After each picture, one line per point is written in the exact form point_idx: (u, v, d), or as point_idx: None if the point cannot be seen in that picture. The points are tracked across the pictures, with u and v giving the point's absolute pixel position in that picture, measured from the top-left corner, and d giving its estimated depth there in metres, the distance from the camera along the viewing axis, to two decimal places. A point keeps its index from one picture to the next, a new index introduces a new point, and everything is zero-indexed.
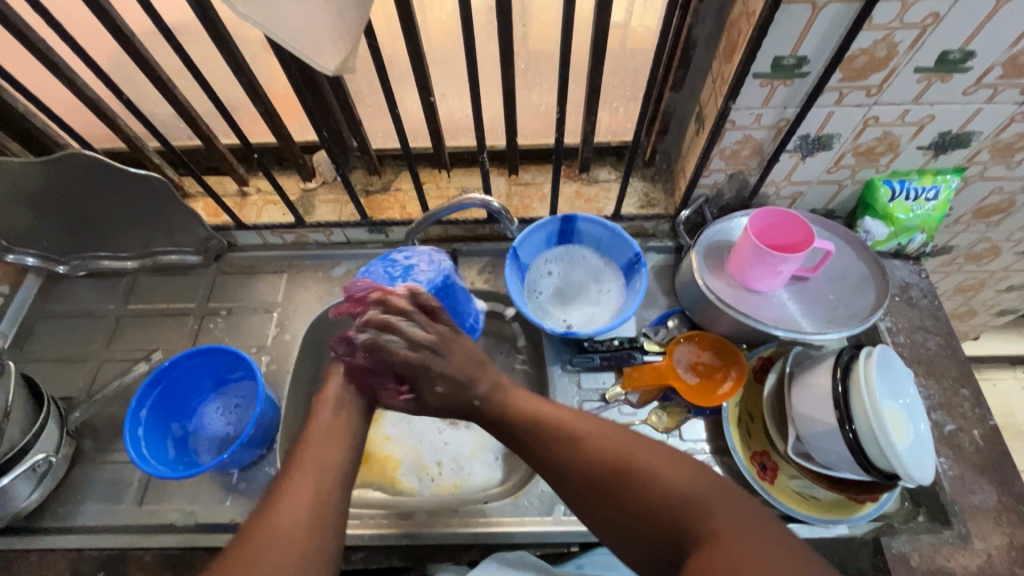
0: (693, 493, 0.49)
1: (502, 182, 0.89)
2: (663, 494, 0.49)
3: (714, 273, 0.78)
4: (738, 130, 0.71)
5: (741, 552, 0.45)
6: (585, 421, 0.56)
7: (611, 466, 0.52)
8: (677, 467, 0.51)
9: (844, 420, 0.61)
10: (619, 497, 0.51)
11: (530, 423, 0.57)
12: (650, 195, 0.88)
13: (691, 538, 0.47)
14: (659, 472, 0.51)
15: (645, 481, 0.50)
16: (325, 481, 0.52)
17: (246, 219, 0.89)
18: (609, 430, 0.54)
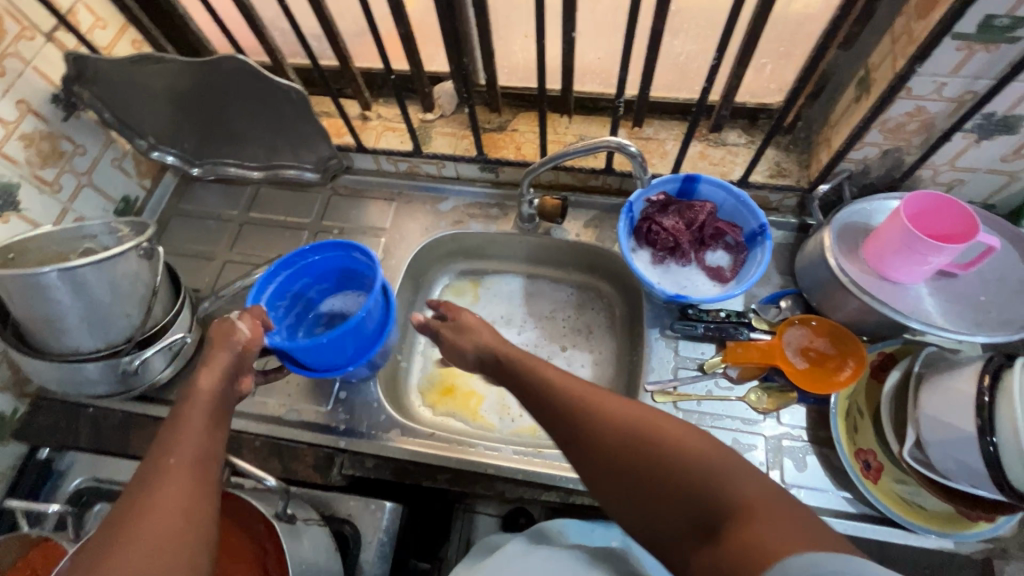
0: (713, 461, 0.45)
1: (623, 134, 0.86)
2: (683, 464, 0.46)
3: (846, 256, 0.73)
4: (912, 100, 0.64)
5: (769, 519, 0.40)
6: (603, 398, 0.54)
7: (630, 440, 0.50)
8: (686, 436, 0.48)
9: (984, 431, 0.56)
10: (645, 469, 0.48)
11: (573, 397, 0.55)
12: (782, 164, 0.82)
13: (719, 513, 0.43)
14: (666, 439, 0.48)
15: (660, 458, 0.47)
16: (190, 475, 0.48)
17: (365, 142, 0.91)
18: (618, 403, 0.53)
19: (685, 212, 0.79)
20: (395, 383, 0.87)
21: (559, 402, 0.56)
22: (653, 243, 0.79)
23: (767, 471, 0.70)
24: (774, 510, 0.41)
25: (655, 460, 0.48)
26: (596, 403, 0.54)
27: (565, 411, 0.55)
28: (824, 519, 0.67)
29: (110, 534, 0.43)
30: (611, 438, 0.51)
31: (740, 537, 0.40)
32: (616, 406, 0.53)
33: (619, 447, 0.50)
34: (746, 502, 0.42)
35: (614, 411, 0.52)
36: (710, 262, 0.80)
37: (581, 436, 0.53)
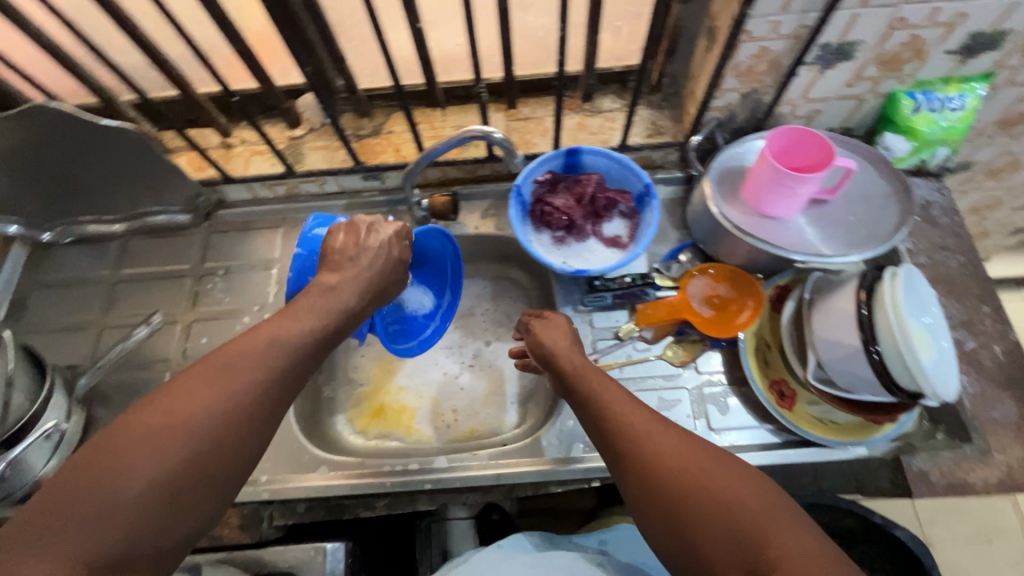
0: (761, 508, 0.44)
1: (501, 118, 0.84)
2: (733, 507, 0.45)
3: (729, 201, 0.75)
4: (754, 42, 0.66)
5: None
6: (662, 429, 0.53)
7: (678, 473, 0.48)
8: (741, 479, 0.47)
9: (869, 343, 0.59)
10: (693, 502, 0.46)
11: (628, 417, 0.54)
12: (658, 122, 0.84)
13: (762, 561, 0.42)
14: (719, 478, 0.47)
15: (710, 488, 0.46)
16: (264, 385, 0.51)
17: (233, 172, 0.85)
18: (674, 434, 0.52)
19: (576, 185, 0.79)
20: (319, 417, 0.83)
21: (613, 422, 0.55)
22: (550, 225, 0.79)
23: (694, 421, 0.72)
24: (815, 565, 0.40)
25: (701, 496, 0.46)
26: (650, 434, 0.52)
27: (620, 430, 0.54)
28: (751, 455, 0.70)
29: (174, 398, 0.47)
30: (656, 461, 0.50)
31: None
32: (672, 437, 0.52)
33: (666, 475, 0.49)
34: (788, 556, 0.41)
35: (669, 439, 0.51)
36: (609, 232, 0.80)
37: (629, 459, 0.52)
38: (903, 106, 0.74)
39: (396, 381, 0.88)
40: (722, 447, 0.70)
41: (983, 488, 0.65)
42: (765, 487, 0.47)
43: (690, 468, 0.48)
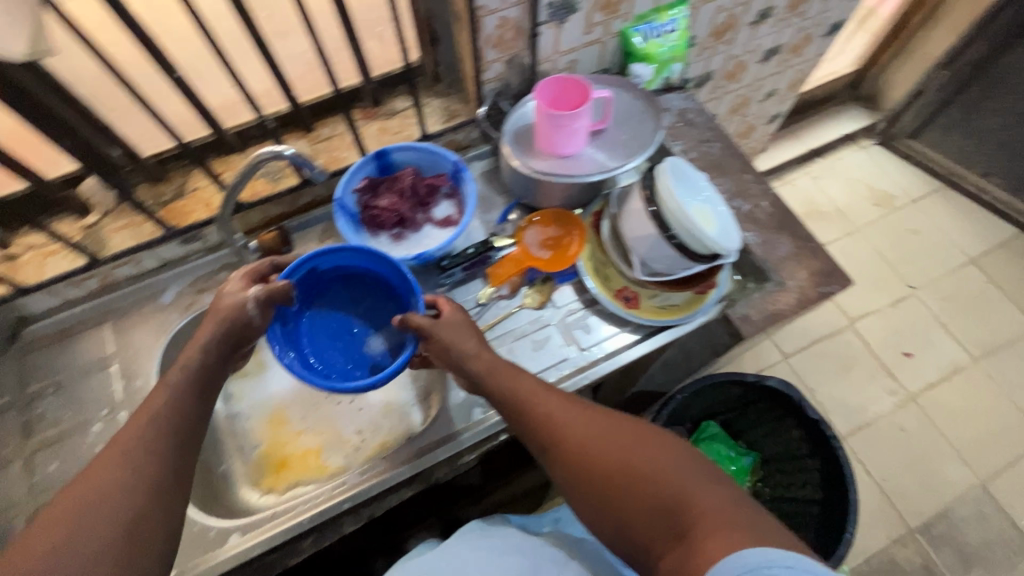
0: (682, 474, 0.52)
1: (304, 143, 0.86)
2: (660, 478, 0.52)
3: (529, 155, 0.84)
4: (493, 14, 0.74)
5: (726, 525, 0.47)
6: (589, 418, 0.58)
7: (607, 457, 0.54)
8: (663, 451, 0.54)
9: (664, 231, 0.71)
10: (623, 484, 0.53)
11: (552, 412, 0.59)
12: (450, 107, 0.91)
13: (686, 520, 0.49)
14: (644, 453, 0.54)
15: (633, 469, 0.53)
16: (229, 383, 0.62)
17: (27, 282, 0.77)
18: (599, 421, 0.58)
19: (396, 183, 0.83)
20: (216, 491, 0.79)
21: (539, 419, 0.59)
22: (383, 226, 0.83)
23: (567, 348, 0.80)
24: (727, 512, 0.48)
25: (632, 473, 0.53)
26: (577, 425, 0.57)
27: (547, 424, 0.59)
28: (620, 358, 0.79)
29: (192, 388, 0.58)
30: (584, 450, 0.56)
31: (700, 543, 0.47)
32: (599, 423, 0.57)
33: (594, 461, 0.55)
34: (705, 509, 0.49)
35: (593, 424, 0.57)
36: (440, 215, 0.85)
37: (563, 448, 0.57)
38: (633, 39, 0.88)
39: (291, 427, 0.86)
40: (596, 359, 0.79)
41: (789, 310, 0.78)
42: (682, 454, 0.54)
43: (617, 449, 0.55)
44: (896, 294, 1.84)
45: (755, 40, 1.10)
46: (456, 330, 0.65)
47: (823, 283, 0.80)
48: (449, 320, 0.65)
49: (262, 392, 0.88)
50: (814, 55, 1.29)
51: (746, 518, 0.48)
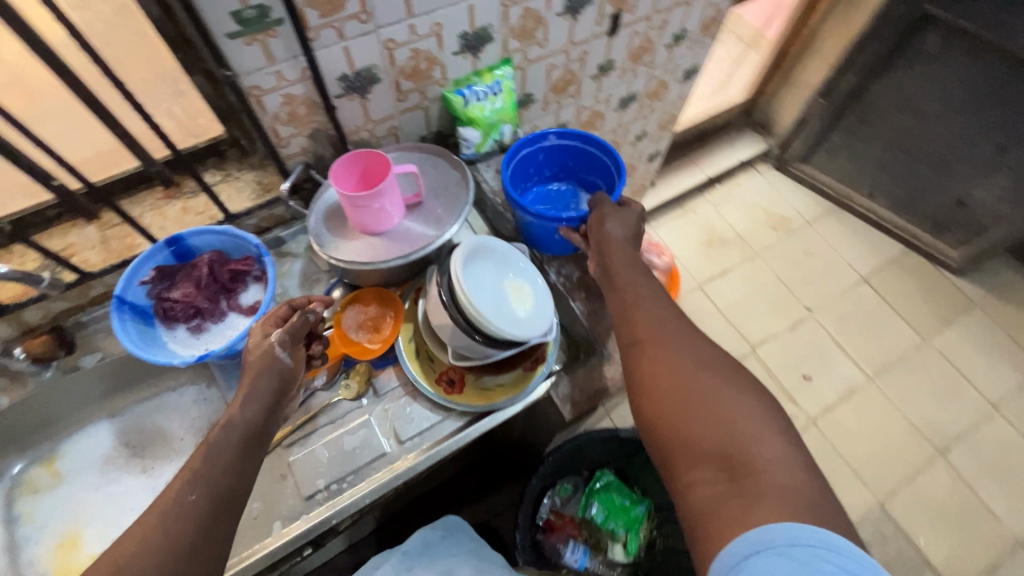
0: (752, 422, 0.52)
1: (92, 230, 0.78)
2: (737, 421, 0.52)
3: (339, 233, 0.78)
4: (272, 92, 0.69)
5: (777, 488, 0.48)
6: (688, 340, 0.60)
7: (681, 390, 0.55)
8: (747, 393, 0.55)
9: (460, 322, 0.67)
10: (686, 440, 0.53)
11: (662, 323, 0.62)
12: (264, 180, 0.84)
13: (737, 469, 0.50)
14: (728, 391, 0.55)
15: (681, 435, 0.54)
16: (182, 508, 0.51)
17: None
18: (701, 347, 0.59)
19: (189, 272, 0.76)
20: None
21: (639, 331, 0.62)
22: (177, 320, 0.75)
23: (384, 442, 0.73)
24: (775, 468, 0.49)
25: (716, 404, 0.54)
26: (668, 351, 0.59)
27: (660, 330, 0.61)
28: (441, 450, 0.73)
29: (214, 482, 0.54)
30: (671, 373, 0.57)
31: (748, 498, 0.48)
32: (691, 347, 0.59)
33: (675, 393, 0.55)
34: (757, 459, 0.50)
35: (691, 349, 0.59)
36: (246, 302, 0.78)
37: (648, 374, 0.58)
38: (455, 101, 0.82)
39: (84, 551, 0.75)
40: (414, 453, 0.73)
41: None
42: (755, 395, 0.55)
43: (689, 383, 0.56)
44: (794, 317, 1.88)
45: (605, 90, 1.09)
46: (618, 216, 0.76)
47: None
48: (599, 210, 0.76)
49: (55, 509, 0.78)
50: (677, 98, 1.30)
51: (799, 476, 0.49)
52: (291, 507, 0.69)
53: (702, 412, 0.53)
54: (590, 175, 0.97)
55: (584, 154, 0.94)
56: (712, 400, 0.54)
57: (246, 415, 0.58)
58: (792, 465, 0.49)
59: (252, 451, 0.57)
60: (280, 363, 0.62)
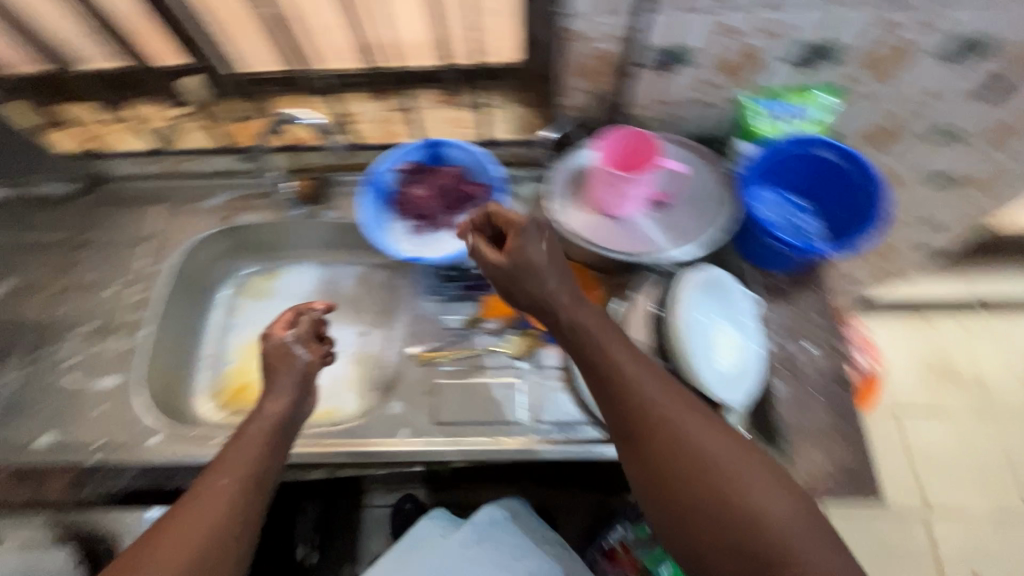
0: (786, 523, 0.47)
1: (375, 107, 0.87)
2: (769, 530, 0.47)
3: (573, 199, 0.76)
4: (583, 41, 0.67)
5: None
6: (709, 436, 0.51)
7: (709, 500, 0.49)
8: (779, 492, 0.49)
9: (658, 341, 0.63)
10: (703, 543, 0.49)
11: (686, 424, 0.52)
12: (526, 118, 0.85)
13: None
14: (747, 495, 0.48)
15: (704, 553, 0.49)
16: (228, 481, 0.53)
17: (116, 147, 0.89)
18: (718, 435, 0.52)
19: (431, 174, 0.82)
20: (178, 387, 0.85)
21: (630, 427, 0.53)
22: (406, 214, 0.81)
23: (521, 411, 0.73)
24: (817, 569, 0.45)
25: (740, 515, 0.48)
26: (689, 449, 0.51)
27: (661, 431, 0.52)
28: (571, 450, 0.70)
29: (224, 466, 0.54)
30: (696, 476, 0.50)
31: None
32: (718, 436, 0.52)
33: (682, 490, 0.50)
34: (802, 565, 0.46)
35: (709, 445, 0.51)
36: (463, 224, 0.81)
37: (669, 482, 0.51)
38: (747, 113, 0.73)
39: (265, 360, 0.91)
40: (544, 438, 0.71)
41: None
42: (772, 485, 0.50)
43: (715, 486, 0.49)
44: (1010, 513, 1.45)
45: (925, 159, 0.89)
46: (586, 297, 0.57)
47: (839, 481, 0.65)
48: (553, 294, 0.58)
49: (256, 315, 0.94)
50: (1007, 199, 1.02)
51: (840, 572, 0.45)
52: (422, 423, 0.74)
53: (722, 508, 0.49)
54: (842, 206, 0.75)
55: (845, 181, 0.73)
56: (732, 492, 0.49)
57: (280, 408, 0.61)
58: (817, 548, 0.46)
59: (280, 436, 0.59)
60: (296, 359, 0.65)
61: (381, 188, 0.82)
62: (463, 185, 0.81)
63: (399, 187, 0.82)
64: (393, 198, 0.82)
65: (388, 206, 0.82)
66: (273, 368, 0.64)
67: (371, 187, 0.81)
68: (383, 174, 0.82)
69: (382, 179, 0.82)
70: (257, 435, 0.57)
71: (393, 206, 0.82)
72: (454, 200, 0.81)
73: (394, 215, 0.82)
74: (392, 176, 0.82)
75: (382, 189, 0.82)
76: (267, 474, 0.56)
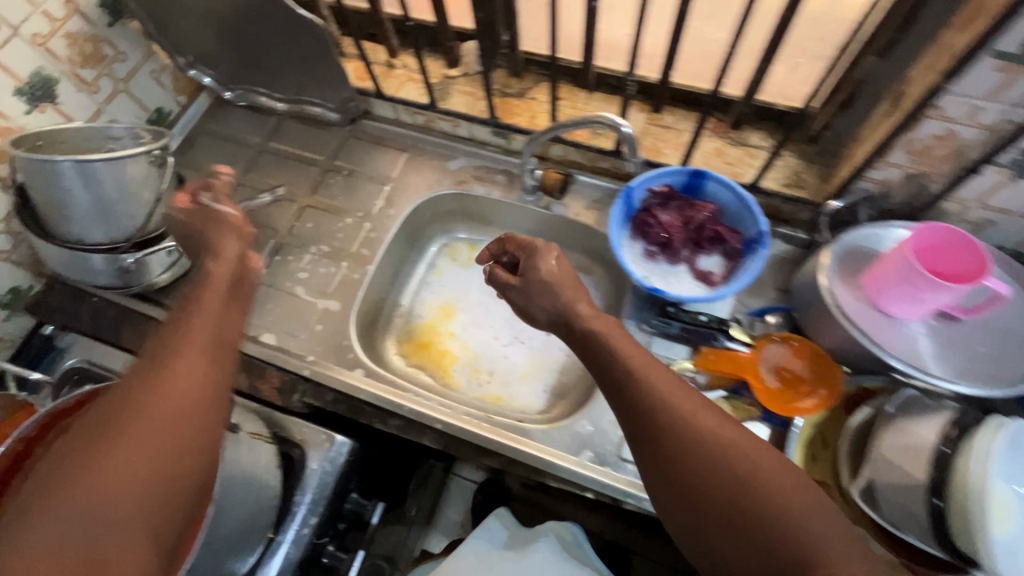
0: (807, 519, 0.44)
1: (641, 118, 0.84)
2: (778, 520, 0.45)
3: (843, 280, 0.68)
4: (943, 121, 0.59)
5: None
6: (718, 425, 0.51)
7: (729, 496, 0.47)
8: (793, 488, 0.46)
9: (932, 477, 0.53)
10: (735, 555, 0.46)
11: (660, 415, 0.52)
12: (800, 174, 0.79)
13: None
14: (765, 483, 0.47)
15: (717, 546, 0.47)
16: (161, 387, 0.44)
17: (386, 90, 0.93)
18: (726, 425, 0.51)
19: (686, 205, 0.78)
20: (374, 326, 0.90)
21: (659, 419, 0.52)
22: (646, 237, 0.78)
23: None
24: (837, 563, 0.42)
25: (756, 509, 0.45)
26: (700, 437, 0.49)
27: (664, 421, 0.51)
28: None
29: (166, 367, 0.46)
30: (718, 469, 0.48)
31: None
32: (726, 425, 0.51)
33: (715, 500, 0.47)
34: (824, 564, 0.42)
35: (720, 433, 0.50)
36: (703, 266, 0.77)
37: (695, 478, 0.48)
38: None
39: (451, 326, 0.93)
40: None
41: None
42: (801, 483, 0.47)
43: (739, 477, 0.47)
44: None
45: None
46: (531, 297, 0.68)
47: None
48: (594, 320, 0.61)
49: (454, 280, 0.96)
50: None
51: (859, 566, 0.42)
52: (605, 452, 0.72)
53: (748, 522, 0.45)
54: None
55: None
56: (768, 509, 0.45)
57: (220, 273, 0.57)
58: (855, 573, 0.42)
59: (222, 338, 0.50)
60: (223, 213, 0.63)
61: (631, 202, 0.78)
62: (719, 227, 0.76)
63: (647, 206, 0.79)
64: (638, 216, 0.79)
65: (631, 223, 0.79)
66: (212, 237, 0.61)
67: (623, 199, 0.77)
68: (638, 189, 0.78)
69: (635, 193, 0.78)
70: (203, 333, 0.50)
71: (635, 224, 0.79)
72: (705, 239, 0.76)
73: (634, 234, 0.79)
74: (645, 193, 0.79)
75: (631, 203, 0.79)
76: (215, 383, 0.47)
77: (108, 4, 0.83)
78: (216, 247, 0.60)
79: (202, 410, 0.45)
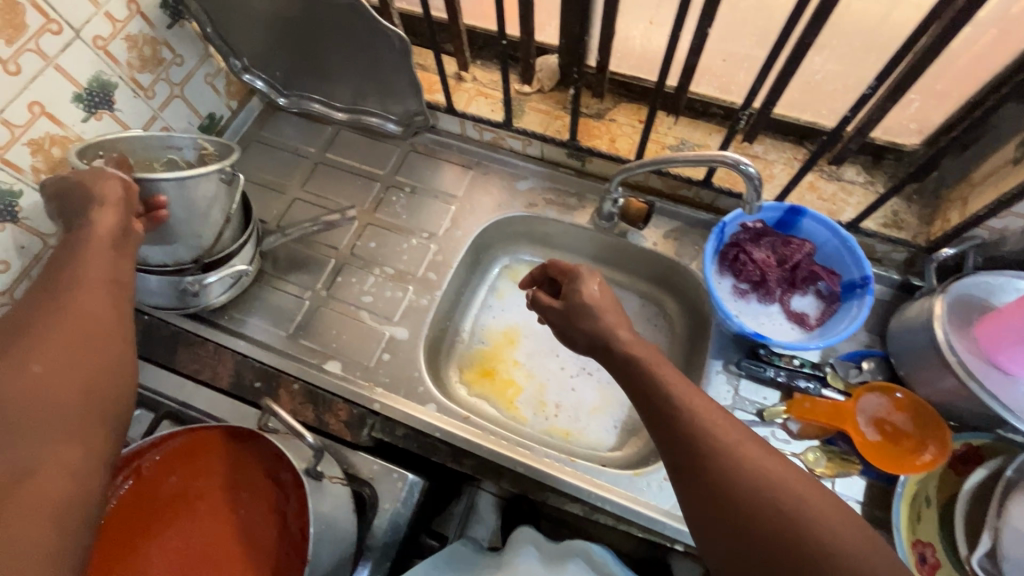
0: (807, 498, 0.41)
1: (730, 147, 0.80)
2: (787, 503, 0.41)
3: (956, 332, 0.64)
4: None
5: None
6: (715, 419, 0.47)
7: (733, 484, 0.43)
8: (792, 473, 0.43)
9: None
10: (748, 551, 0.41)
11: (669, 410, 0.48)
12: (899, 215, 0.75)
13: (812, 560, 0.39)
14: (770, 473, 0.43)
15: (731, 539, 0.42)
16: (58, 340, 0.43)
17: (455, 104, 0.88)
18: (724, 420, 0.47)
19: (782, 242, 0.74)
20: (437, 353, 0.86)
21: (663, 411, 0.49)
22: (737, 273, 0.74)
23: None
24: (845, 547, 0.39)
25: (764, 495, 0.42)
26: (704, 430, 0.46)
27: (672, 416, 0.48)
28: None
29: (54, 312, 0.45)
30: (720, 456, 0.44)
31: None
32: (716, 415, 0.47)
33: (745, 526, 0.41)
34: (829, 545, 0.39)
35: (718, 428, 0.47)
36: (796, 307, 0.73)
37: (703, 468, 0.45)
38: None
39: (515, 354, 0.89)
40: None
41: None
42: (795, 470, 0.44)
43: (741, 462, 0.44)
44: None
45: None
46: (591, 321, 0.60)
47: None
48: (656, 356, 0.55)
49: (516, 306, 0.92)
50: None
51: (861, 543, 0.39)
52: None
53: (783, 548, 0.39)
54: None
55: None
56: (805, 534, 0.39)
57: (107, 225, 0.52)
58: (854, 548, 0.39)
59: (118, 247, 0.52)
60: (108, 184, 0.54)
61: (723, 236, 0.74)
62: (818, 268, 0.72)
63: (738, 240, 0.74)
64: (729, 250, 0.75)
65: (720, 257, 0.75)
66: (88, 189, 0.54)
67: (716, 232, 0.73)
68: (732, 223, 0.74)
69: (727, 226, 0.74)
70: (92, 288, 0.48)
71: (725, 258, 0.75)
72: (801, 280, 0.73)
73: (724, 269, 0.75)
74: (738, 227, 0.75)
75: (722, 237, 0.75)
76: (111, 342, 0.46)
77: (170, 5, 0.77)
78: (97, 188, 0.54)
79: (108, 378, 0.44)
